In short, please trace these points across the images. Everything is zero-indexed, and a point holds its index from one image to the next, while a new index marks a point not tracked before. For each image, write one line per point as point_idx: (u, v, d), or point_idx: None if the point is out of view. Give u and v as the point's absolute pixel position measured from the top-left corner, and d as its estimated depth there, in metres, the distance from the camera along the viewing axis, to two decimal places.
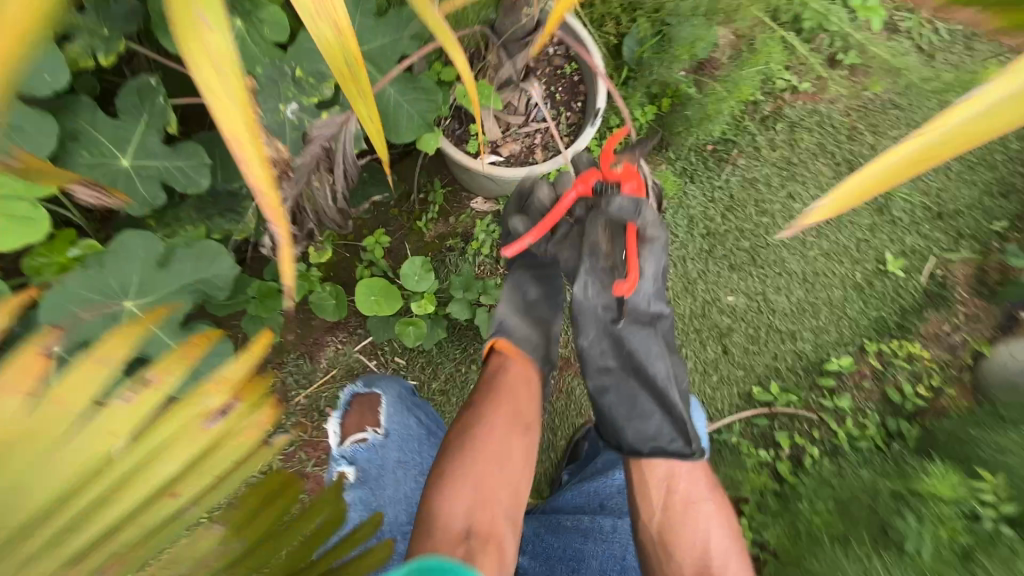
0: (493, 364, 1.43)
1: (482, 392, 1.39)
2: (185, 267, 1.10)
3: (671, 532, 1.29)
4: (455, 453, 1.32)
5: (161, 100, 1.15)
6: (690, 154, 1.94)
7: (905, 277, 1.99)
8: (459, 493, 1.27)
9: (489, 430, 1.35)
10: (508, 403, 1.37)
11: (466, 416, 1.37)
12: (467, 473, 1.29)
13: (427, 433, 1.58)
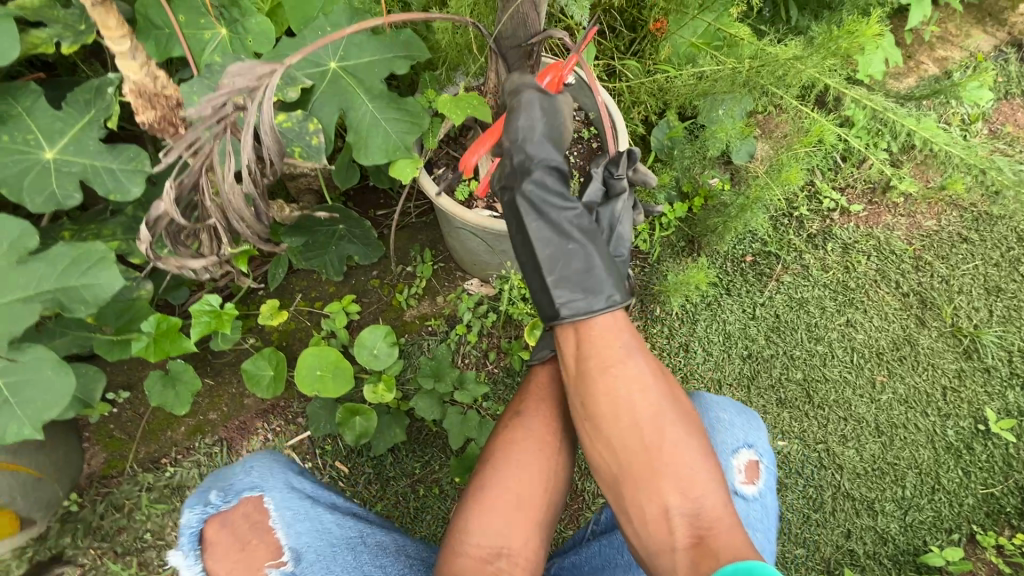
0: (533, 374, 1.07)
1: (530, 397, 1.03)
2: (49, 270, 0.84)
3: (589, 400, 0.89)
4: (488, 468, 0.94)
5: (109, 92, 0.99)
6: (726, 263, 1.66)
7: (1015, 445, 1.54)
8: (499, 516, 0.90)
9: (536, 430, 0.98)
10: (558, 406, 1.02)
11: (511, 418, 1.01)
12: (505, 495, 0.91)
13: (361, 534, 1.01)
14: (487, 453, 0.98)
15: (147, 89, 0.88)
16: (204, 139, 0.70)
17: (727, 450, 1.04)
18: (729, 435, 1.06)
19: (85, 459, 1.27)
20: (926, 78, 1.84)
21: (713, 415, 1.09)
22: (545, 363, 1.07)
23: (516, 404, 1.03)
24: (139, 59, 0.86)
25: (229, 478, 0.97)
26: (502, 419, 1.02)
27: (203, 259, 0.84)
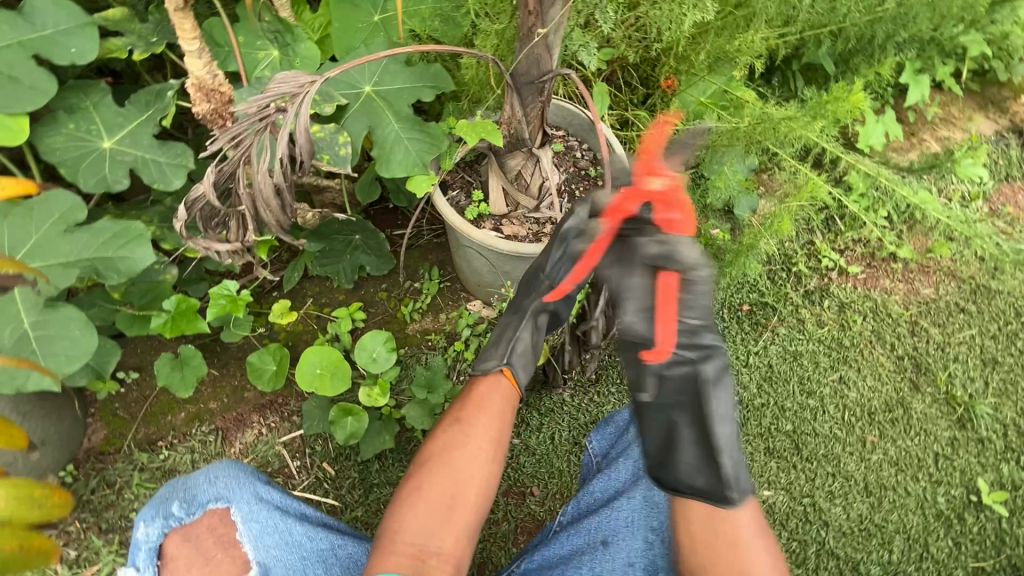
0: (477, 385, 1.15)
1: (471, 407, 1.10)
2: (91, 240, 0.94)
3: (722, 561, 0.95)
4: (425, 467, 1.02)
5: (169, 95, 1.12)
6: (722, 309, 1.70)
7: (1008, 519, 1.51)
8: (424, 517, 0.96)
9: (471, 439, 1.05)
10: (495, 418, 1.09)
11: (449, 424, 1.07)
12: (435, 497, 0.98)
13: (332, 546, 1.03)
14: (424, 453, 1.04)
15: (206, 84, 0.91)
16: (247, 134, 0.79)
17: None
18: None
19: (86, 434, 1.32)
20: (927, 153, 1.92)
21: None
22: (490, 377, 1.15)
23: (457, 411, 1.10)
24: (205, 58, 0.89)
25: (192, 489, 1.02)
26: (442, 424, 1.08)
27: (227, 244, 0.92)
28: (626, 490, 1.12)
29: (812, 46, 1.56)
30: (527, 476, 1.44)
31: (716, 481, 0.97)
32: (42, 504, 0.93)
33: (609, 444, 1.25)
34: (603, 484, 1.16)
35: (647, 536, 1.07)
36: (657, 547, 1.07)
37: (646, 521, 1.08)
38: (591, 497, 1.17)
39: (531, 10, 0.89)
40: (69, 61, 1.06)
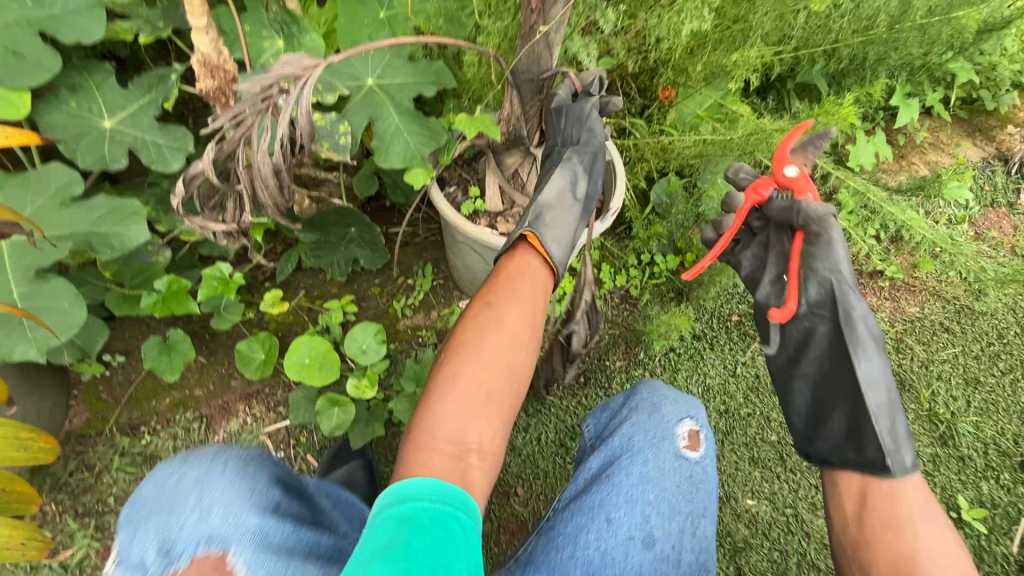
0: (509, 265, 1.03)
1: (504, 291, 0.99)
2: (85, 215, 0.94)
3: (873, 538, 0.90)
4: (449, 360, 0.93)
5: (173, 79, 1.14)
6: (712, 319, 1.71)
7: (987, 536, 1.53)
8: (456, 412, 0.87)
9: (505, 327, 0.96)
10: (529, 302, 0.99)
11: (481, 313, 0.98)
12: (470, 389, 0.89)
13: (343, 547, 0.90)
14: (453, 346, 0.95)
15: (211, 61, 0.90)
16: (248, 113, 0.80)
17: (670, 419, 1.09)
18: (672, 406, 1.13)
19: (67, 416, 1.30)
20: (916, 176, 1.97)
21: (657, 393, 1.15)
22: (518, 257, 1.04)
23: (486, 294, 1.00)
24: (212, 36, 0.87)
25: (173, 527, 0.75)
26: (469, 315, 0.99)
27: (222, 224, 0.92)
28: (620, 460, 1.02)
29: (806, 65, 1.60)
30: (511, 475, 1.44)
31: (870, 450, 0.97)
32: (28, 448, 1.00)
33: (605, 425, 1.15)
34: (599, 459, 1.05)
35: (647, 509, 0.95)
36: (658, 519, 0.95)
37: (644, 492, 0.97)
38: (587, 473, 1.04)
39: (532, 7, 0.92)
40: (75, 40, 1.07)
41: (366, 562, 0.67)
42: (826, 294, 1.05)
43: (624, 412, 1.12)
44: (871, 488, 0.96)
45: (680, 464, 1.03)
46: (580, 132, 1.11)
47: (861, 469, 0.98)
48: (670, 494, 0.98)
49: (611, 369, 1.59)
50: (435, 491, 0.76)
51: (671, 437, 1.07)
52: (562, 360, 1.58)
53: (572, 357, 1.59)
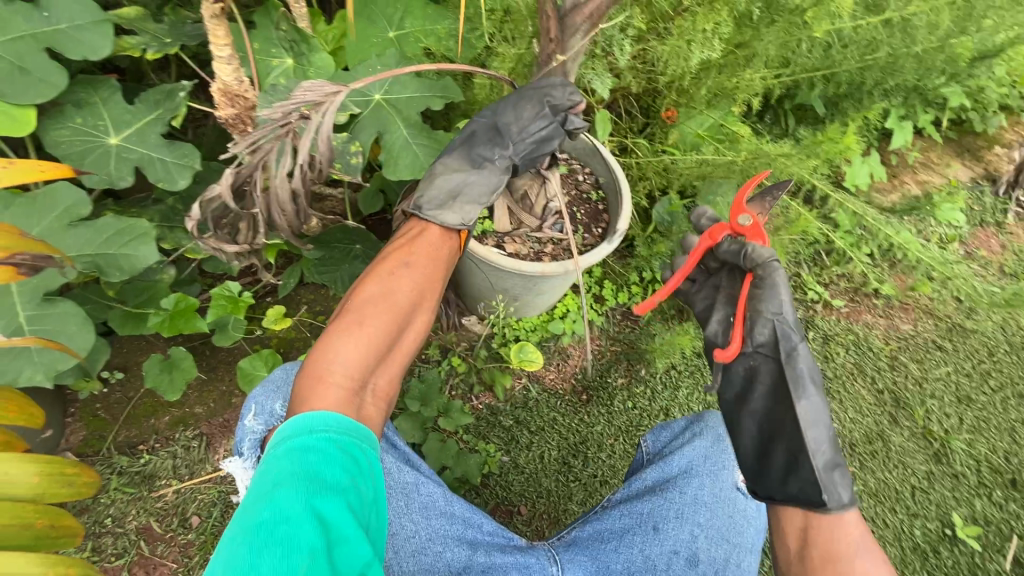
0: (424, 231, 0.96)
1: (418, 252, 0.92)
2: (93, 236, 0.93)
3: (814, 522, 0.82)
4: (359, 305, 0.84)
5: (181, 96, 1.12)
6: None
7: (980, 554, 1.55)
8: (356, 357, 0.79)
9: (420, 282, 0.89)
10: (441, 265, 0.94)
11: (396, 265, 0.89)
12: (377, 337, 0.82)
13: (418, 483, 1.01)
14: (361, 289, 0.86)
15: (232, 89, 0.90)
16: (266, 139, 0.80)
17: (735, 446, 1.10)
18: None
19: (64, 434, 1.28)
20: (909, 196, 2.01)
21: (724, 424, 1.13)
22: (441, 233, 0.97)
23: (403, 253, 0.91)
24: (234, 64, 0.86)
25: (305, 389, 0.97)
26: (382, 262, 0.90)
27: (235, 245, 0.93)
28: (676, 481, 1.05)
29: (805, 89, 1.63)
30: (514, 492, 1.44)
31: (811, 486, 0.81)
32: (73, 484, 0.95)
33: (665, 444, 1.16)
34: (654, 475, 1.09)
35: (696, 530, 1.01)
36: (705, 542, 1.00)
37: (695, 514, 1.02)
38: (640, 485, 1.09)
39: (552, 37, 0.90)
40: (82, 56, 1.05)
41: (262, 494, 0.57)
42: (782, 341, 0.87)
43: (686, 436, 1.12)
44: (813, 523, 0.82)
45: (735, 497, 1.06)
46: (535, 131, 0.99)
47: (801, 506, 0.82)
48: (721, 522, 1.03)
49: (613, 386, 1.59)
50: (343, 430, 0.68)
51: (731, 468, 1.08)
52: (565, 377, 1.58)
53: (575, 373, 1.59)
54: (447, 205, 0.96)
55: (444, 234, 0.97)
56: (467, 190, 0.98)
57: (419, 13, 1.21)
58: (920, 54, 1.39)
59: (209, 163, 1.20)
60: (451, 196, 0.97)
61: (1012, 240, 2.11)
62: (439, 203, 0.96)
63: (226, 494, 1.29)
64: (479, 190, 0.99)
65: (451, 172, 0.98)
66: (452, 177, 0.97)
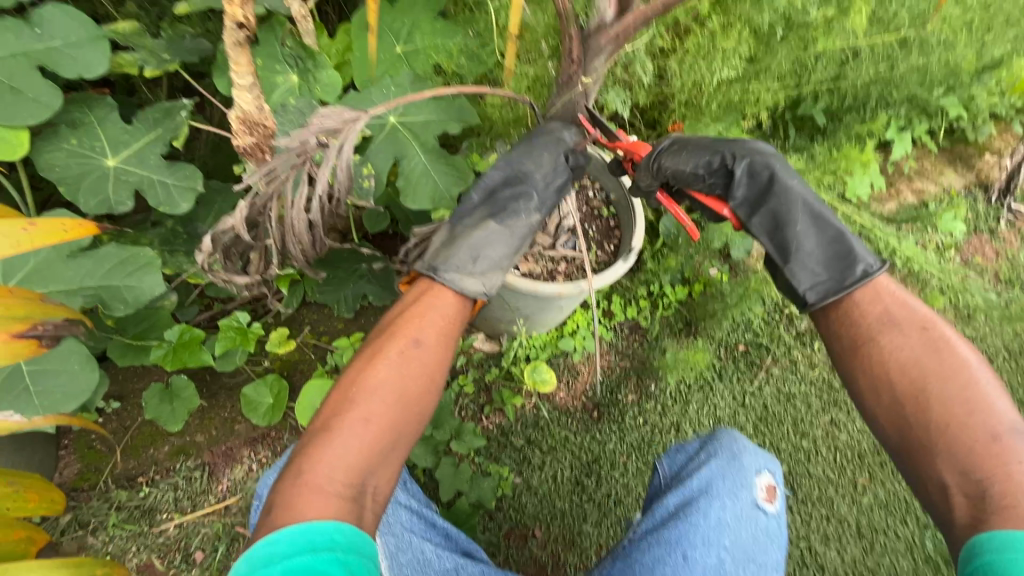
0: (432, 301, 0.90)
1: (429, 328, 0.86)
2: (95, 267, 0.92)
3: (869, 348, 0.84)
4: (366, 395, 0.77)
5: (181, 115, 1.08)
6: (720, 349, 1.70)
7: None
8: (356, 456, 0.72)
9: (429, 365, 0.84)
10: (451, 341, 0.88)
11: (405, 344, 0.83)
12: (381, 434, 0.76)
13: (456, 567, 1.00)
14: (365, 373, 0.79)
15: (250, 117, 0.85)
16: (283, 168, 0.80)
17: (752, 465, 1.05)
18: (752, 456, 1.06)
19: (58, 468, 1.22)
20: (906, 205, 2.03)
21: (737, 441, 1.08)
22: (457, 298, 0.92)
23: (412, 329, 0.85)
24: (255, 93, 0.82)
25: None
26: (391, 340, 0.83)
27: (247, 276, 0.97)
28: (698, 502, 0.98)
29: (809, 100, 1.62)
30: (527, 515, 1.41)
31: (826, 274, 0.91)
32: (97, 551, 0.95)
33: (681, 466, 1.13)
34: (676, 498, 1.02)
35: (723, 553, 0.93)
36: (733, 565, 0.93)
37: (721, 536, 0.95)
38: (664, 510, 1.02)
39: (575, 58, 0.91)
40: (77, 74, 1.00)
41: None
42: (712, 179, 1.01)
43: (702, 457, 1.08)
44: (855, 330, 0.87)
45: (757, 515, 1.00)
46: (549, 180, 1.04)
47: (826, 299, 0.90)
48: (746, 542, 0.96)
49: (624, 402, 1.57)
50: (348, 538, 0.64)
51: (749, 485, 1.02)
52: (576, 395, 1.56)
53: (587, 390, 1.57)
54: (468, 270, 0.94)
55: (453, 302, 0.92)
56: (492, 249, 0.97)
57: (428, 28, 1.16)
58: (924, 68, 1.40)
59: (211, 183, 1.15)
60: (474, 256, 0.95)
61: (1005, 247, 2.13)
62: (461, 264, 0.94)
63: (231, 527, 1.24)
64: (504, 246, 0.98)
65: (475, 231, 0.97)
66: (477, 235, 0.96)
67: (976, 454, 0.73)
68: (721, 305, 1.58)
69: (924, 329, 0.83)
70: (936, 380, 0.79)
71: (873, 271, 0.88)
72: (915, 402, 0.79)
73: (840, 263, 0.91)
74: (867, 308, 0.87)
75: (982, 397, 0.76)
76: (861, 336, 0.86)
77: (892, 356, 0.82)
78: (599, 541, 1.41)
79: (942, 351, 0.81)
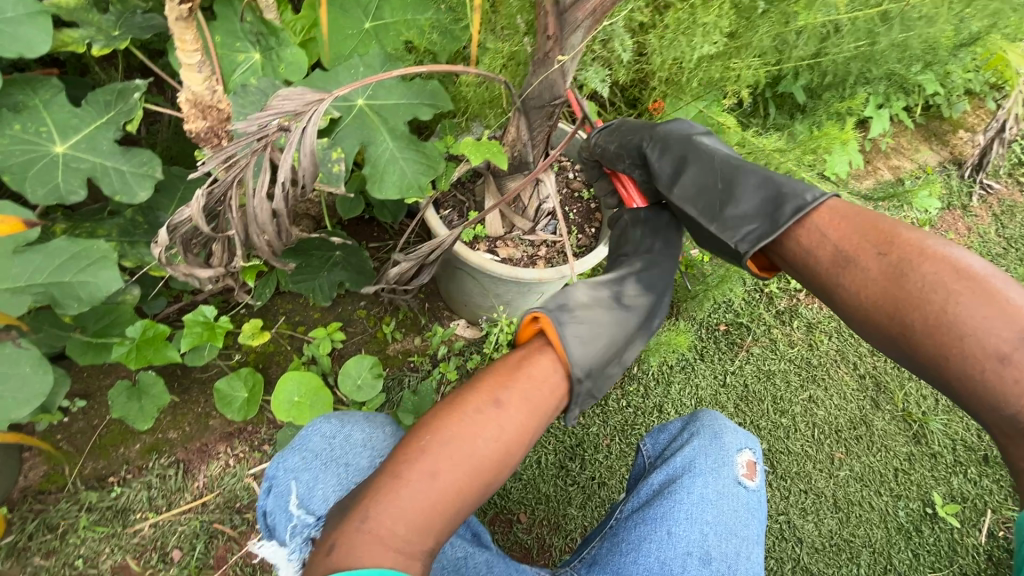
0: (538, 365, 0.70)
1: (518, 391, 0.67)
2: (45, 262, 0.88)
3: (833, 295, 0.70)
4: (433, 447, 0.62)
5: (135, 96, 1.00)
6: (700, 329, 1.71)
7: (959, 529, 1.58)
8: (419, 514, 0.60)
9: (510, 432, 0.65)
10: (544, 409, 0.68)
11: (483, 402, 0.65)
12: (449, 496, 0.61)
13: (466, 555, 0.97)
14: (434, 425, 0.64)
15: (203, 99, 0.80)
16: (242, 154, 0.77)
17: (735, 442, 1.05)
18: (733, 434, 1.07)
19: (22, 470, 1.16)
20: (883, 182, 2.04)
21: (717, 420, 1.08)
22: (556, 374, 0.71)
23: (497, 385, 0.67)
24: (206, 73, 0.78)
25: (345, 455, 0.94)
26: (468, 393, 0.67)
27: (208, 269, 0.93)
28: (681, 479, 0.98)
29: (790, 77, 1.60)
30: (511, 498, 1.41)
31: (754, 209, 0.78)
32: None
33: (664, 445, 1.12)
34: (660, 476, 1.02)
35: (706, 528, 0.94)
36: (715, 539, 0.94)
37: (703, 512, 0.95)
38: (647, 489, 1.03)
39: (550, 34, 0.89)
40: (17, 53, 0.93)
41: None
42: (632, 158, 0.96)
43: (684, 436, 1.07)
44: (817, 270, 0.70)
45: (739, 491, 1.00)
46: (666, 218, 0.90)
47: (762, 235, 0.75)
48: (727, 516, 0.96)
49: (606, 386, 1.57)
50: None
51: (731, 463, 1.02)
52: None
53: None
54: (587, 340, 0.74)
55: (563, 377, 0.71)
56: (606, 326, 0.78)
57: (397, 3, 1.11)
58: (904, 43, 1.38)
59: (170, 168, 1.09)
60: (591, 327, 0.76)
61: (978, 222, 2.12)
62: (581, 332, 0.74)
63: (209, 524, 1.21)
64: (620, 344, 0.80)
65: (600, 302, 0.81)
66: (598, 307, 0.80)
67: (983, 383, 0.58)
68: (702, 287, 1.58)
69: (883, 244, 0.66)
70: (914, 309, 0.62)
71: (808, 201, 0.73)
72: (902, 342, 0.64)
73: (771, 204, 0.76)
74: (815, 246, 0.71)
75: (968, 307, 0.59)
76: (819, 281, 0.70)
77: (859, 295, 0.66)
78: (583, 524, 1.42)
79: (911, 269, 0.63)
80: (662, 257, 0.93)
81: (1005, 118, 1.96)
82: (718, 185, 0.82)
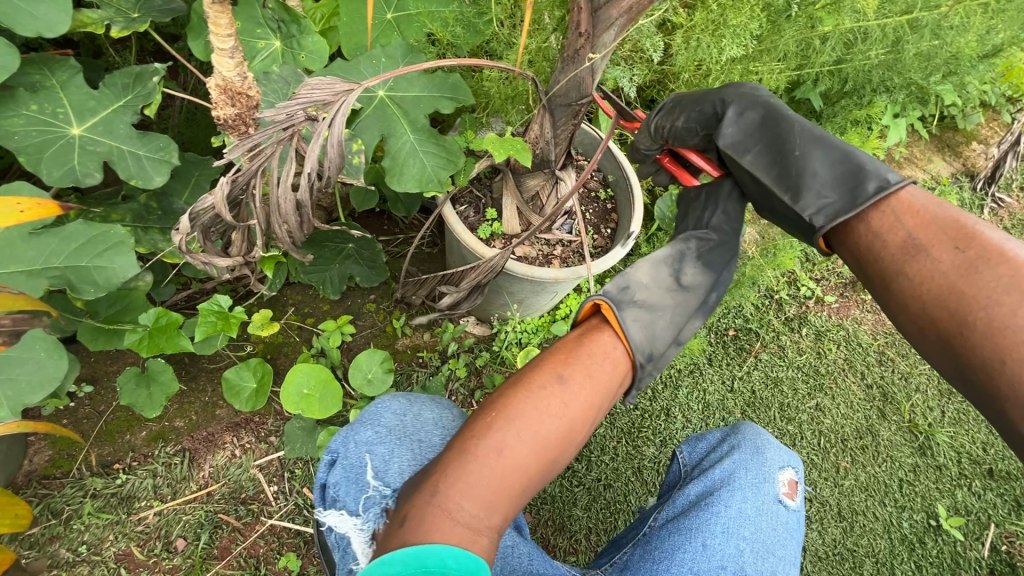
0: (601, 348, 0.76)
1: (581, 372, 0.71)
2: (61, 245, 0.87)
3: (892, 281, 0.73)
4: (504, 423, 0.64)
5: (153, 81, 0.99)
6: (709, 334, 1.71)
7: (962, 542, 1.58)
8: (488, 491, 0.61)
9: (574, 409, 0.68)
10: (605, 391, 0.72)
11: (548, 380, 0.69)
12: (516, 472, 0.63)
13: (512, 544, 0.97)
14: (502, 401, 0.66)
15: (233, 86, 0.78)
16: (267, 142, 0.75)
17: (776, 459, 1.04)
18: (775, 452, 1.06)
19: (27, 455, 1.15)
20: None
21: (761, 436, 1.08)
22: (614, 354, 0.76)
23: (559, 365, 0.71)
24: (238, 59, 0.76)
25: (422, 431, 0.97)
26: (533, 374, 0.70)
27: (227, 258, 0.92)
28: (720, 492, 0.98)
29: (809, 84, 1.59)
30: None
31: (834, 185, 0.81)
32: None
33: (702, 456, 1.12)
34: (698, 488, 1.02)
35: (742, 543, 0.92)
36: (751, 555, 0.92)
37: (740, 526, 0.94)
38: (685, 499, 1.03)
39: (582, 32, 0.88)
40: (36, 32, 0.91)
41: None
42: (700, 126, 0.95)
43: (724, 449, 1.08)
44: (884, 255, 0.74)
45: (779, 510, 0.99)
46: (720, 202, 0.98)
47: (845, 210, 0.79)
48: (765, 535, 0.95)
49: None
50: (463, 566, 0.55)
51: (771, 481, 1.01)
52: None
53: None
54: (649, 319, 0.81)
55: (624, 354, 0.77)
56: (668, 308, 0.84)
57: None
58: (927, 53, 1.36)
59: (186, 155, 1.07)
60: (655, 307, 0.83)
61: None
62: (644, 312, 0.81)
63: (214, 514, 1.20)
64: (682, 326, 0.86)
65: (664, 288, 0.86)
66: (659, 294, 0.85)
67: None
68: None
69: (958, 239, 0.69)
70: (979, 304, 0.65)
71: (890, 181, 0.77)
72: (957, 337, 0.66)
73: (852, 180, 0.80)
74: (888, 230, 0.75)
75: None
76: (882, 267, 0.74)
77: (923, 286, 0.70)
78: (588, 525, 1.41)
79: (985, 268, 0.66)
80: (732, 237, 0.96)
81: (1019, 131, 1.95)
82: (795, 157, 0.85)
